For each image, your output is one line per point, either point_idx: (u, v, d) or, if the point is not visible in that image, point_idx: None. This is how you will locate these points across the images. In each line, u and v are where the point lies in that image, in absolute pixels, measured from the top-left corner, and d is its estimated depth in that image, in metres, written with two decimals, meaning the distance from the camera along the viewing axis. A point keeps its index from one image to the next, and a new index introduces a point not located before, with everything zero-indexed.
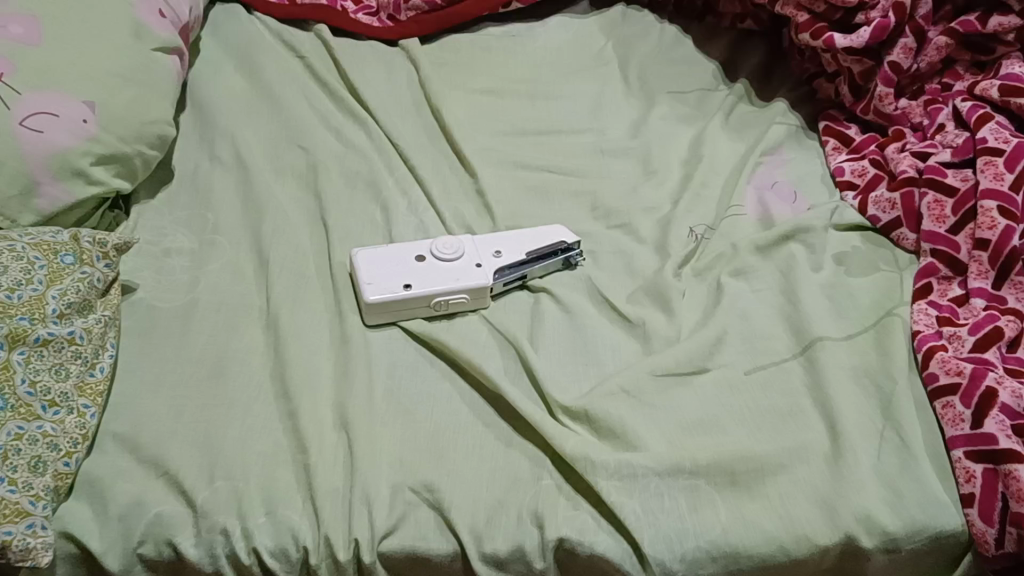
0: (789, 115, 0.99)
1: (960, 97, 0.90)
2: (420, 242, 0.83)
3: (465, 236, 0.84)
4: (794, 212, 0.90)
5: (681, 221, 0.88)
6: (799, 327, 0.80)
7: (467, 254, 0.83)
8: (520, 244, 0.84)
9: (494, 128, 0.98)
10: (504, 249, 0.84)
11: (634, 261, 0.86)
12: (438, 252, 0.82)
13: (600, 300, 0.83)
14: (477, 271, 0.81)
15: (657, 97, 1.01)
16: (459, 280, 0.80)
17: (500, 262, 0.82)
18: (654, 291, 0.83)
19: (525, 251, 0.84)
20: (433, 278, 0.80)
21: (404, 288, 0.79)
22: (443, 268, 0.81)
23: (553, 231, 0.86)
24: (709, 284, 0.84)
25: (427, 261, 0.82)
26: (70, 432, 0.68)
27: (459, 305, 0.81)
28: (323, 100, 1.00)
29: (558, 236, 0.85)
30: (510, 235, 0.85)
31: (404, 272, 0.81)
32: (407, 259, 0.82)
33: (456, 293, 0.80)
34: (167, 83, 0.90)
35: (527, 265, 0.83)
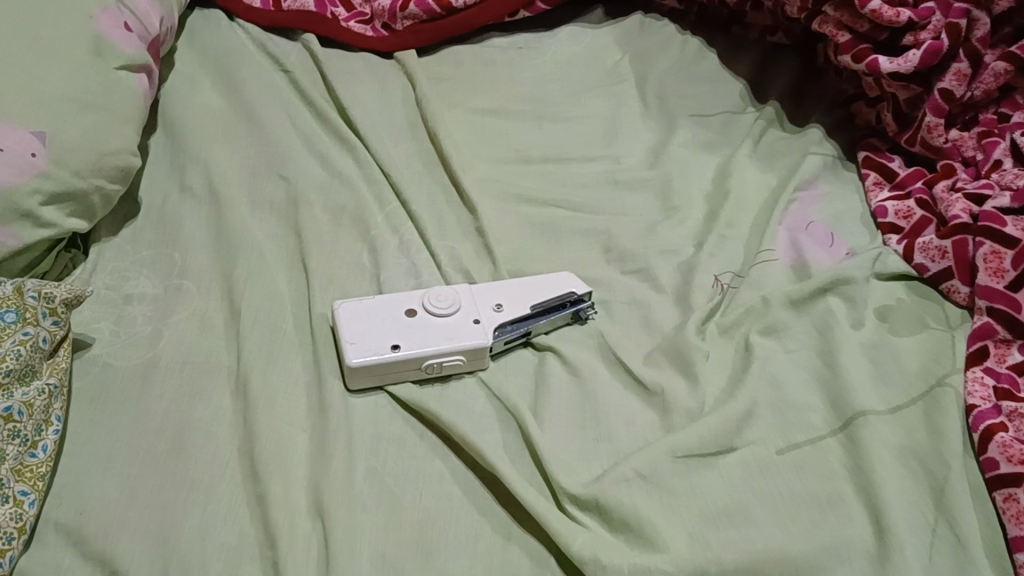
0: (824, 143, 0.89)
1: (1019, 130, 0.81)
2: (411, 292, 0.74)
3: (462, 286, 0.75)
4: (832, 259, 0.80)
5: (706, 268, 0.79)
6: (837, 397, 0.71)
7: (464, 307, 0.74)
8: (524, 295, 0.75)
9: (496, 154, 0.88)
10: (506, 302, 0.74)
11: (652, 315, 0.76)
12: (431, 306, 0.73)
13: (613, 361, 0.74)
14: (475, 328, 0.72)
15: (678, 120, 0.91)
16: (454, 340, 0.71)
17: (501, 317, 0.73)
18: (674, 352, 0.73)
19: (529, 304, 0.75)
20: (425, 337, 0.71)
21: (391, 349, 0.70)
22: (437, 325, 0.72)
23: (561, 279, 0.77)
24: (736, 344, 0.74)
25: (419, 316, 0.73)
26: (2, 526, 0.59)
27: (453, 368, 0.72)
28: (308, 119, 0.90)
29: (567, 286, 0.76)
30: (513, 284, 0.76)
31: (392, 329, 0.72)
32: (396, 313, 0.73)
33: (450, 354, 0.71)
34: (133, 106, 0.80)
35: (531, 319, 0.74)
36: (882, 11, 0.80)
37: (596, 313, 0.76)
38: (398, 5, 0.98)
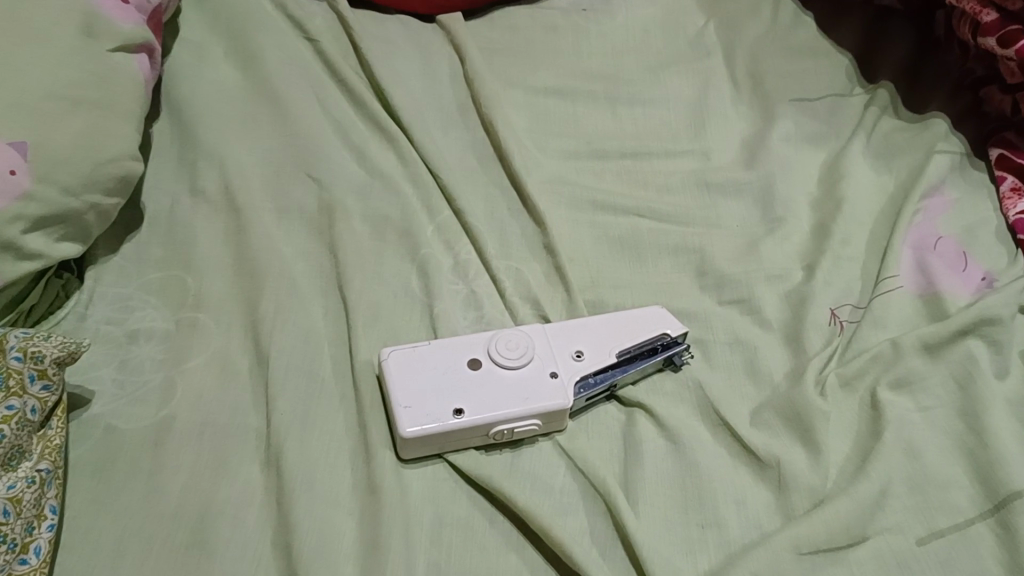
0: (951, 138, 0.76)
1: None
2: (474, 336, 0.62)
3: (534, 328, 0.63)
4: (967, 287, 0.67)
5: (821, 299, 0.66)
6: (987, 471, 0.59)
7: (538, 355, 0.61)
8: (608, 339, 0.63)
9: (565, 147, 0.75)
10: (587, 349, 0.62)
11: (759, 359, 0.64)
12: (499, 355, 0.61)
13: (717, 421, 0.61)
14: (553, 384, 0.60)
15: (776, 107, 0.78)
16: (529, 402, 0.59)
17: (583, 370, 0.61)
18: (789, 412, 0.61)
19: (615, 352, 0.62)
20: (494, 398, 0.59)
21: (454, 415, 0.58)
22: (507, 381, 0.60)
23: (651, 317, 0.64)
24: (861, 399, 0.62)
25: (485, 368, 0.60)
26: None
27: (526, 434, 0.60)
28: (341, 102, 0.77)
29: (658, 326, 0.64)
30: (595, 324, 0.63)
31: (454, 387, 0.59)
32: (457, 365, 0.60)
33: (523, 420, 0.59)
34: (134, 97, 0.67)
35: (617, 371, 0.62)
36: None
37: (693, 356, 0.64)
38: None
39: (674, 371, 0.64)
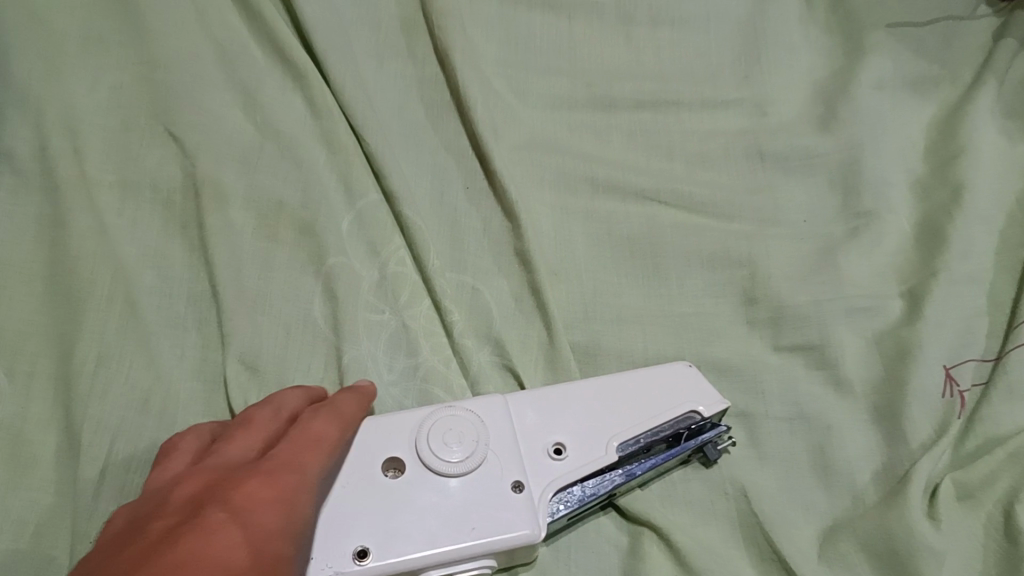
0: None
1: None
2: (392, 418, 0.39)
3: (488, 403, 0.40)
4: None
5: (930, 349, 0.44)
6: None
7: (497, 450, 0.39)
8: (603, 426, 0.40)
9: (554, 92, 0.52)
10: (571, 443, 0.40)
11: (834, 447, 0.42)
12: (435, 451, 0.38)
13: (766, 553, 0.40)
14: (518, 501, 0.37)
15: (867, 36, 0.54)
16: (479, 532, 0.36)
17: (567, 477, 0.39)
18: (880, 545, 0.40)
19: (614, 446, 0.40)
20: (421, 524, 0.36)
21: (355, 558, 0.35)
22: (443, 493, 0.37)
23: (671, 384, 0.42)
24: (988, 521, 0.40)
25: (406, 472, 0.37)
26: (306, 481, 0.33)
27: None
28: (230, 15, 0.52)
29: (681, 404, 0.42)
30: (583, 399, 0.41)
31: (354, 506, 0.36)
32: (362, 466, 0.37)
33: (469, 561, 0.36)
34: None
35: (619, 476, 0.40)
36: None
37: (734, 442, 0.42)
38: None
39: (704, 467, 0.42)
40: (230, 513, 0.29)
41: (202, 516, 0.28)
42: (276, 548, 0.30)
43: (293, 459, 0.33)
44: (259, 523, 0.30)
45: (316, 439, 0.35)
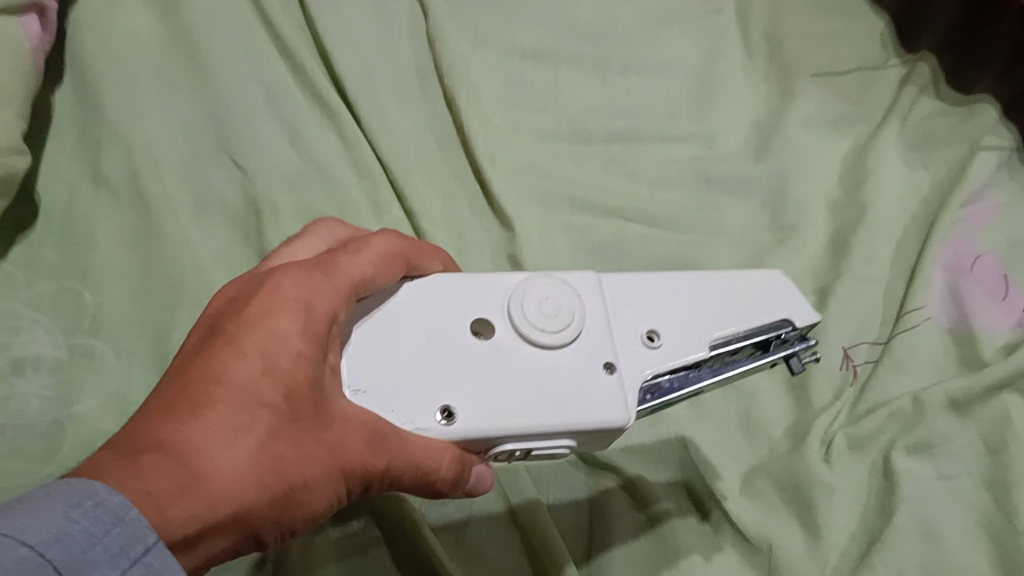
0: (1001, 129, 0.64)
1: None
2: (495, 289, 0.41)
3: (587, 285, 0.43)
4: (1008, 323, 0.57)
5: (832, 333, 0.57)
6: (1014, 560, 0.50)
7: (594, 335, 0.41)
8: (697, 323, 0.44)
9: (541, 127, 0.64)
10: (662, 334, 0.43)
11: (756, 409, 0.55)
12: (538, 322, 0.40)
13: (699, 488, 0.52)
14: (609, 386, 0.40)
15: (796, 81, 0.66)
16: (569, 413, 0.39)
17: (658, 366, 0.42)
18: (787, 483, 0.52)
19: (708, 344, 0.44)
20: (508, 394, 0.38)
21: (441, 418, 0.37)
22: (535, 368, 0.39)
23: (760, 296, 0.47)
24: (872, 465, 0.53)
25: (501, 340, 0.40)
26: (341, 280, 0.35)
27: (547, 457, 0.40)
28: (278, 65, 0.65)
29: (769, 316, 0.46)
30: (680, 293, 0.45)
31: (449, 366, 0.38)
32: (455, 325, 0.39)
33: (553, 438, 0.38)
34: (22, 77, 0.55)
35: (707, 371, 0.45)
36: None
37: (818, 359, 0.51)
38: None
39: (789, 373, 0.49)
40: (246, 329, 0.32)
41: (222, 331, 0.32)
42: (303, 350, 0.32)
43: (330, 257, 0.36)
44: (280, 331, 0.32)
45: (364, 244, 0.37)
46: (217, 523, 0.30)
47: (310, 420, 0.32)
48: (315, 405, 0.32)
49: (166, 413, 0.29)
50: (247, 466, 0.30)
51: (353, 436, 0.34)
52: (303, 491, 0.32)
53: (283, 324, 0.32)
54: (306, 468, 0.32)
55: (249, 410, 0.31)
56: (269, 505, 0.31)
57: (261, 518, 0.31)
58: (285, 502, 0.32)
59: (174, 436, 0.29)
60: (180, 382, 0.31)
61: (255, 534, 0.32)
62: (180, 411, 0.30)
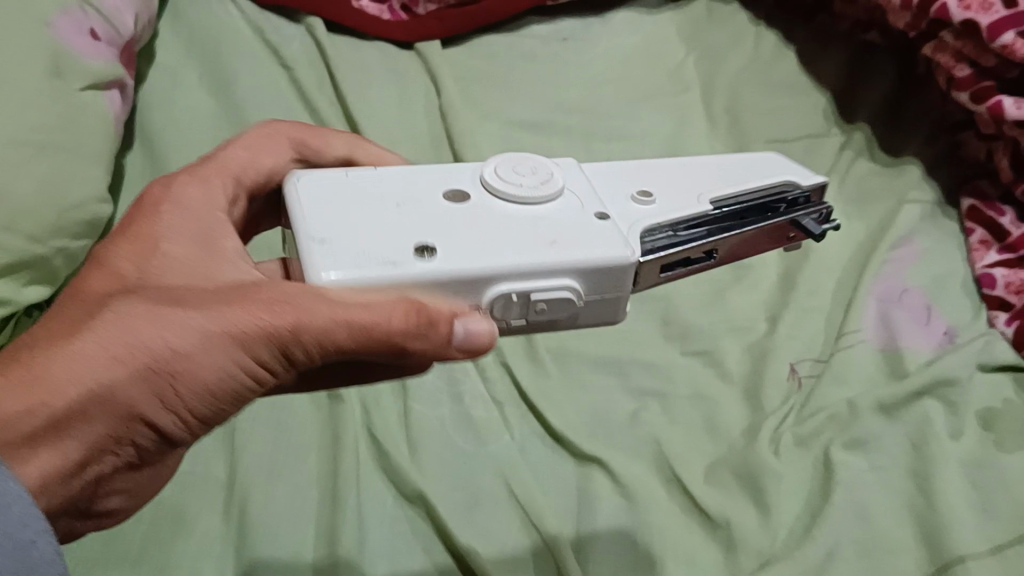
0: (924, 185, 0.75)
1: None
2: (468, 171, 0.50)
3: (566, 165, 0.52)
4: (930, 343, 0.68)
5: (781, 351, 0.68)
6: (933, 534, 0.59)
7: (582, 197, 0.49)
8: (693, 189, 0.52)
9: None
10: (657, 198, 0.51)
11: (718, 415, 0.65)
12: (515, 181, 0.48)
13: (670, 477, 0.62)
14: (602, 231, 0.46)
15: (753, 147, 0.77)
16: (559, 245, 0.45)
17: (658, 217, 0.50)
18: (744, 473, 0.62)
19: (704, 201, 0.51)
20: (489, 237, 0.45)
21: (420, 254, 0.43)
22: (515, 219, 0.47)
23: (747, 172, 0.54)
24: (815, 458, 0.63)
25: (478, 203, 0.48)
26: (208, 175, 0.51)
27: (559, 304, 0.45)
28: None
29: (767, 180, 0.54)
30: (670, 173, 0.53)
31: (428, 223, 0.45)
32: (431, 197, 0.48)
33: (552, 278, 0.44)
34: (102, 137, 0.67)
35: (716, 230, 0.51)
36: (1017, 47, 0.64)
37: (836, 225, 0.53)
38: None
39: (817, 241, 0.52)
40: (106, 265, 0.44)
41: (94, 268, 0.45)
42: (148, 263, 0.44)
43: (202, 165, 0.52)
44: (131, 256, 0.44)
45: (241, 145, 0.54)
46: (69, 389, 0.38)
47: (170, 301, 0.41)
48: (174, 293, 0.41)
49: (34, 336, 0.41)
50: (94, 341, 0.39)
51: (225, 305, 0.41)
52: (176, 360, 0.39)
53: (138, 241, 0.45)
54: (168, 332, 0.39)
55: (97, 311, 0.40)
56: (137, 379, 0.39)
57: (133, 394, 0.39)
58: (160, 375, 0.39)
59: (30, 346, 0.40)
60: (55, 315, 0.42)
61: (141, 409, 0.39)
62: (44, 332, 0.40)
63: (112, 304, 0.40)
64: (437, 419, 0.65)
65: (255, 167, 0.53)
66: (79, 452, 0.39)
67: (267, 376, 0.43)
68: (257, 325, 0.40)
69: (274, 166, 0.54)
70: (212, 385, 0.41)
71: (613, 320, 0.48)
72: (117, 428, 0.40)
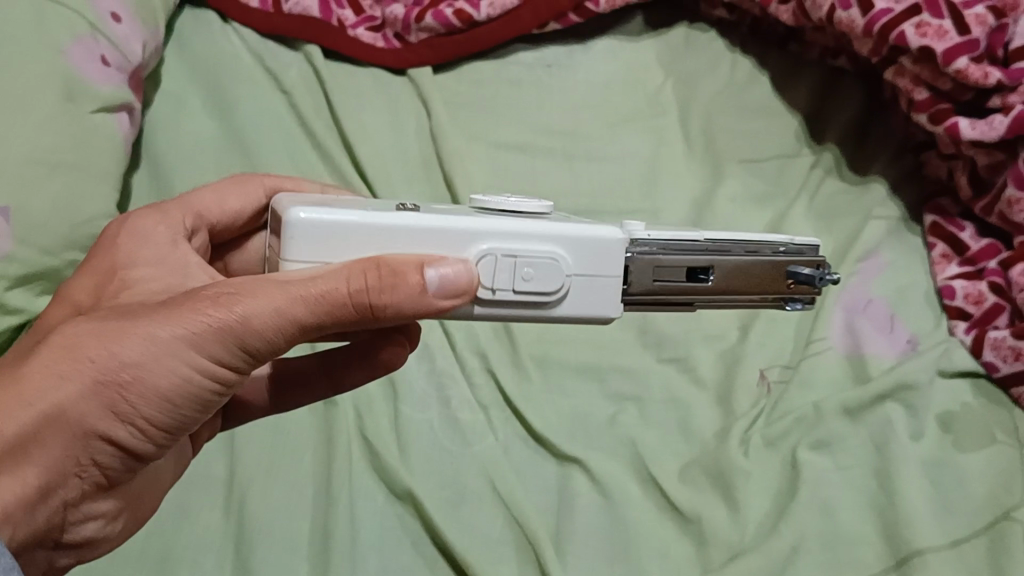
0: (889, 203, 0.80)
1: None
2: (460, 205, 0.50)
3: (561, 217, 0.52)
4: (893, 351, 0.72)
5: (751, 358, 0.71)
6: (892, 529, 0.63)
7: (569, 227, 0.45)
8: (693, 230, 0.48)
9: None
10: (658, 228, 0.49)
11: (692, 419, 0.69)
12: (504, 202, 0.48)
13: (645, 475, 0.66)
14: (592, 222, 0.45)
15: (726, 167, 0.82)
16: (548, 219, 0.43)
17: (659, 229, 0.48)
18: (715, 472, 0.66)
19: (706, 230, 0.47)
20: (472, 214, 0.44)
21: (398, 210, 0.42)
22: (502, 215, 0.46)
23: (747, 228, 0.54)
24: (782, 459, 0.67)
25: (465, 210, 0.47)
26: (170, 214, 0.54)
27: (546, 275, 0.41)
28: (311, 157, 0.81)
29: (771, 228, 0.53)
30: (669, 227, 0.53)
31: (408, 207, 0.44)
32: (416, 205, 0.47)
33: (539, 242, 0.41)
34: (111, 158, 0.71)
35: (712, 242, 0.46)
36: (969, 71, 0.70)
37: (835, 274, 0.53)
38: (413, 16, 0.86)
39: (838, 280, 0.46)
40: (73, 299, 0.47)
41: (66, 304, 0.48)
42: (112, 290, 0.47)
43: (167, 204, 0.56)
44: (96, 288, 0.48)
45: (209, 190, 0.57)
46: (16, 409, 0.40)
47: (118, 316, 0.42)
48: (125, 309, 0.43)
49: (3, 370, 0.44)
50: (41, 364, 0.41)
51: (168, 310, 0.41)
52: (120, 372, 0.41)
53: None
54: (111, 343, 0.41)
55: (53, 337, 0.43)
56: (83, 395, 0.41)
57: (84, 411, 0.41)
58: (107, 387, 0.41)
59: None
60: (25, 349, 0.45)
61: (93, 421, 0.41)
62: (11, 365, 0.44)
63: (64, 328, 0.43)
64: (425, 422, 0.68)
65: (222, 210, 0.57)
66: (41, 474, 0.41)
67: (228, 374, 0.43)
68: (198, 325, 0.41)
69: (241, 209, 0.58)
70: (165, 390, 0.42)
71: (604, 314, 0.43)
72: (76, 445, 0.42)
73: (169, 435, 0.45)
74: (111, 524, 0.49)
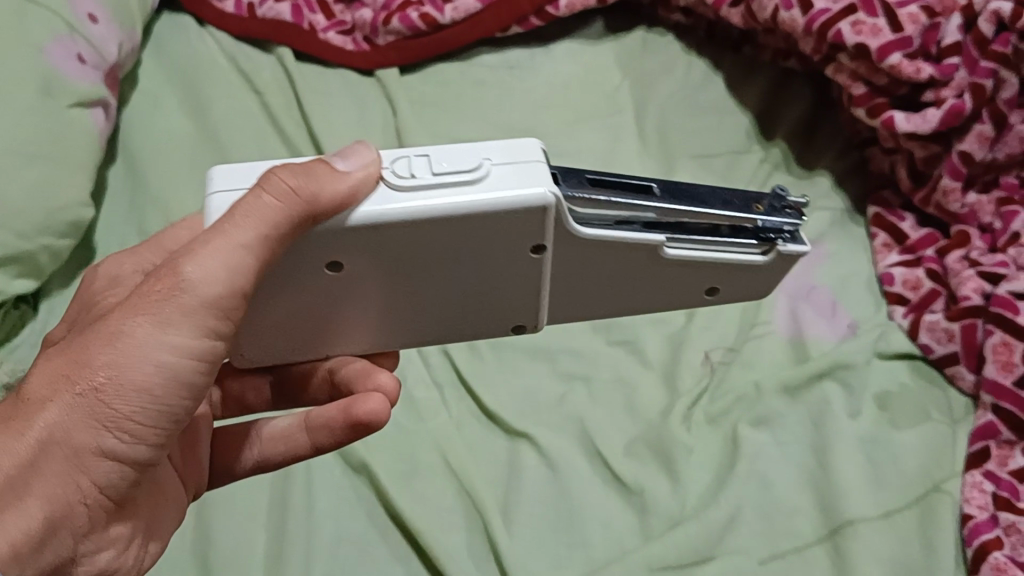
0: (833, 197, 0.84)
1: (987, 210, 0.76)
2: None
3: None
4: (833, 334, 0.75)
5: (696, 341, 0.75)
6: (828, 501, 0.66)
7: None
8: None
9: None
10: None
11: (637, 397, 0.71)
12: None
13: (591, 450, 0.69)
14: None
15: (679, 163, 0.85)
16: None
17: None
18: (658, 447, 0.68)
19: None
20: None
21: None
22: None
23: None
24: (723, 435, 0.70)
25: None
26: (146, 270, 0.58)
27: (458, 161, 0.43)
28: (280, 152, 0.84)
29: None
30: None
31: None
32: None
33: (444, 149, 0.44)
34: (88, 150, 0.74)
35: None
36: (902, 66, 0.73)
37: None
38: (381, 20, 0.90)
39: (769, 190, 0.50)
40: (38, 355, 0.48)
41: None
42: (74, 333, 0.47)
43: None
44: None
45: None
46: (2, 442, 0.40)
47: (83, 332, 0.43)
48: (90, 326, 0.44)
49: None
50: (22, 398, 0.41)
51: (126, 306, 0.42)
52: (95, 377, 0.41)
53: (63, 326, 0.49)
54: (80, 355, 0.41)
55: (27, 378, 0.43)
56: (64, 411, 0.41)
57: (69, 429, 0.41)
58: (86, 396, 0.41)
59: None
60: None
61: (82, 435, 0.41)
62: None
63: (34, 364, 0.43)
64: None
65: None
66: (43, 501, 0.41)
67: (206, 352, 0.43)
68: (156, 304, 0.41)
69: None
70: (145, 382, 0.42)
71: (534, 184, 0.43)
72: (70, 465, 0.41)
73: (162, 439, 0.44)
74: (126, 553, 0.48)
